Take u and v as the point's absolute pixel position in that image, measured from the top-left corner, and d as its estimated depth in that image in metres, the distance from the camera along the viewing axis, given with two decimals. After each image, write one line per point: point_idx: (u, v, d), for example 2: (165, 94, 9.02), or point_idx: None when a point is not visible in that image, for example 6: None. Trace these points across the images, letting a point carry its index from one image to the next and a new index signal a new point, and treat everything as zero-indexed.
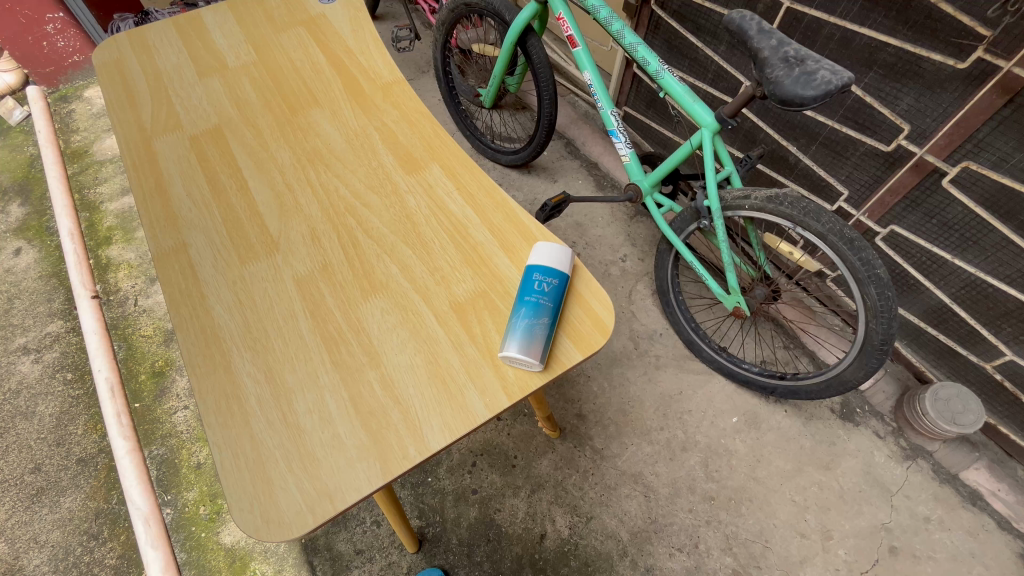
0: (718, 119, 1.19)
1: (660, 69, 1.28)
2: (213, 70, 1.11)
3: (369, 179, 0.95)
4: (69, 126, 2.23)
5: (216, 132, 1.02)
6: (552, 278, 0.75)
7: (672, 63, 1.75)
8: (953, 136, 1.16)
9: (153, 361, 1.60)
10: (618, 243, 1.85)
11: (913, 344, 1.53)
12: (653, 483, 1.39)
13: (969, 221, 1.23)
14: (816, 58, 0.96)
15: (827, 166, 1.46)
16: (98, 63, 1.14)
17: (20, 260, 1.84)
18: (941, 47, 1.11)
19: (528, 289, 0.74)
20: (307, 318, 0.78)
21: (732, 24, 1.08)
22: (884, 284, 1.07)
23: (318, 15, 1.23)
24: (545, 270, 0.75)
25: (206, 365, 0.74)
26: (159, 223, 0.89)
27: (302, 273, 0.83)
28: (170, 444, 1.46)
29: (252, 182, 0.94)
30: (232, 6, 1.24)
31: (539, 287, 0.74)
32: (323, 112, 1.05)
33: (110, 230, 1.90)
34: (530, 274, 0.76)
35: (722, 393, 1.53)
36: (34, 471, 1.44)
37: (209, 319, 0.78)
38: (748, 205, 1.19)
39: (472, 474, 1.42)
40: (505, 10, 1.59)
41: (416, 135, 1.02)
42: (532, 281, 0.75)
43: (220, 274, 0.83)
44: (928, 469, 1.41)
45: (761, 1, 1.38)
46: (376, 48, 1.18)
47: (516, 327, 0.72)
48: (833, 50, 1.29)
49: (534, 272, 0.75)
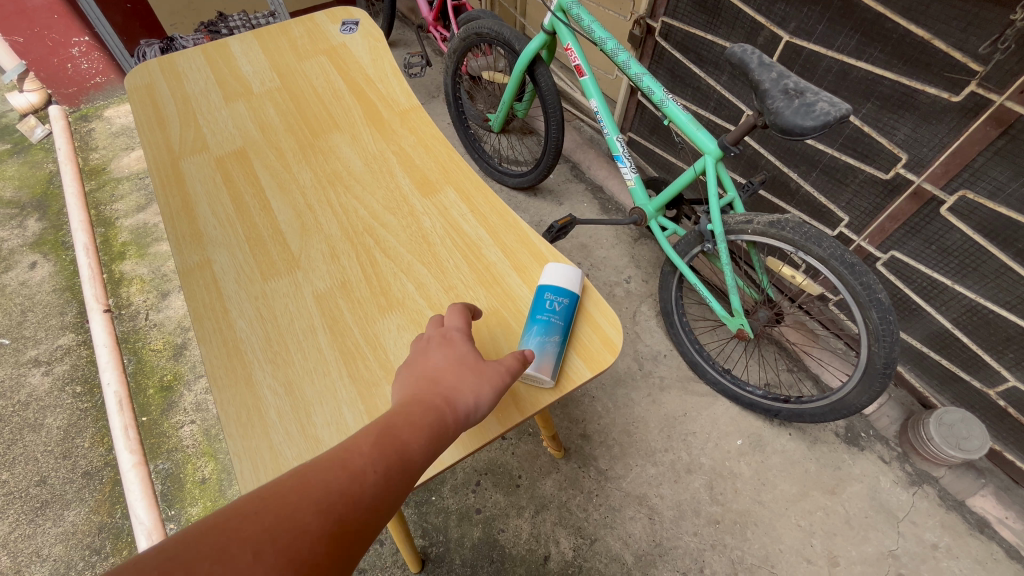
0: (720, 147, 1.22)
1: (665, 98, 1.33)
2: (239, 95, 1.16)
3: (386, 200, 0.98)
4: (88, 144, 2.30)
5: (240, 154, 1.06)
6: (562, 297, 0.77)
7: (675, 90, 1.81)
8: (950, 165, 1.20)
9: (161, 376, 1.62)
10: (622, 265, 1.88)
11: (915, 369, 1.55)
12: (657, 506, 1.39)
13: (968, 247, 1.26)
14: (815, 90, 1.00)
15: (828, 193, 1.50)
16: (129, 86, 1.19)
17: (35, 274, 1.88)
18: (935, 81, 1.15)
19: (538, 306, 0.76)
20: (326, 333, 0.80)
21: (733, 57, 1.12)
22: (886, 308, 1.08)
23: (339, 45, 1.29)
24: (556, 289, 0.77)
25: (227, 377, 0.75)
26: (184, 240, 0.92)
27: (321, 289, 0.85)
28: (175, 458, 1.47)
29: (274, 202, 0.98)
30: (257, 36, 1.30)
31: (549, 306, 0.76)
32: (343, 135, 1.09)
33: (124, 245, 1.95)
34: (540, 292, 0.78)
35: (726, 415, 1.54)
36: (39, 484, 1.45)
37: (231, 332, 0.80)
38: (751, 229, 1.22)
39: (475, 493, 1.41)
40: (514, 40, 1.65)
41: (432, 159, 1.06)
42: (544, 299, 0.77)
43: (242, 289, 0.86)
44: (935, 496, 1.41)
45: (761, 34, 1.44)
46: (394, 76, 1.23)
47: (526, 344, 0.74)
48: (831, 82, 1.34)
49: (545, 291, 0.77)
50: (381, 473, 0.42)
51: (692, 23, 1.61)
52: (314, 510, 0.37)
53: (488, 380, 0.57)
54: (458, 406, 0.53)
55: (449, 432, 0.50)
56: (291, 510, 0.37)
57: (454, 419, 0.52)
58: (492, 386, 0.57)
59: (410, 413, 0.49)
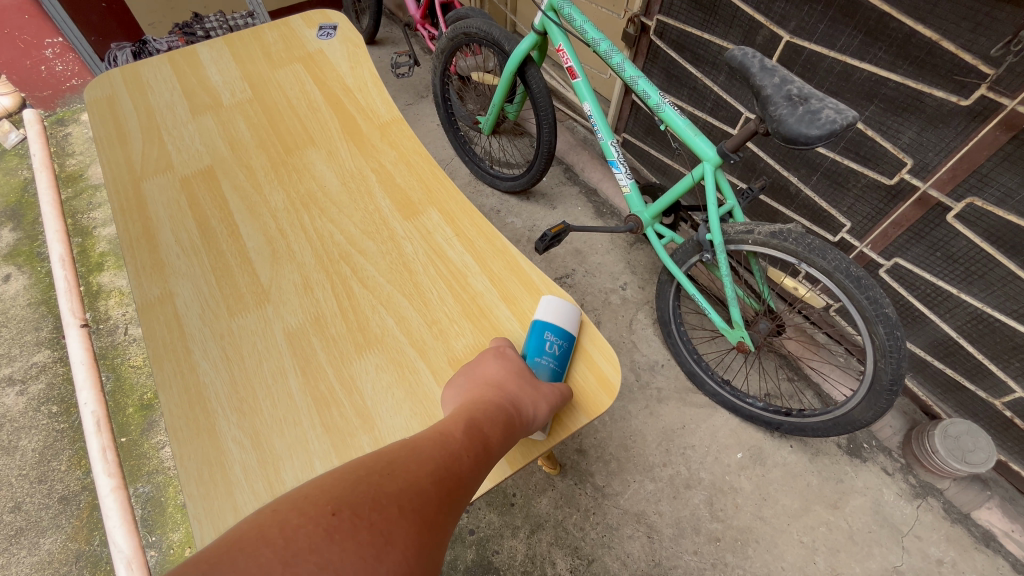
0: (720, 154, 1.17)
1: (661, 102, 1.27)
2: (207, 108, 1.10)
3: (364, 224, 0.92)
4: (64, 150, 2.22)
5: (208, 174, 0.99)
6: (562, 339, 0.73)
7: (670, 91, 1.76)
8: (957, 171, 1.15)
9: (141, 394, 1.56)
10: (618, 271, 1.83)
11: (919, 377, 1.51)
12: (656, 523, 1.35)
13: (975, 255, 1.21)
14: (820, 97, 0.95)
15: (828, 198, 1.46)
16: (89, 99, 1.12)
17: (9, 287, 1.81)
18: (943, 84, 1.10)
19: (536, 347, 0.72)
20: (298, 375, 0.75)
21: (733, 61, 1.06)
22: (893, 323, 1.04)
23: (315, 52, 1.22)
24: (555, 328, 0.73)
25: (188, 429, 0.70)
26: (145, 272, 0.86)
27: (293, 325, 0.80)
28: (156, 481, 1.42)
29: (244, 227, 0.92)
30: (228, 42, 1.23)
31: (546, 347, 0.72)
32: (319, 152, 1.03)
33: (102, 256, 1.88)
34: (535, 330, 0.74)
35: (726, 427, 1.50)
36: (13, 511, 1.39)
37: (193, 376, 0.75)
38: (751, 240, 1.17)
39: (468, 513, 1.37)
40: (504, 40, 1.58)
41: (414, 177, 1.00)
42: (544, 339, 0.72)
43: (207, 326, 0.80)
44: (939, 508, 1.37)
45: (760, 33, 1.38)
46: (375, 86, 1.16)
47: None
48: (833, 83, 1.29)
49: (546, 330, 0.73)
50: (474, 458, 0.48)
51: (688, 21, 1.55)
52: (430, 477, 0.43)
53: (544, 398, 0.64)
54: (522, 413, 0.59)
55: (516, 434, 0.56)
56: (414, 471, 0.43)
57: (520, 425, 0.58)
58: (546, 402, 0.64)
59: (488, 411, 0.55)
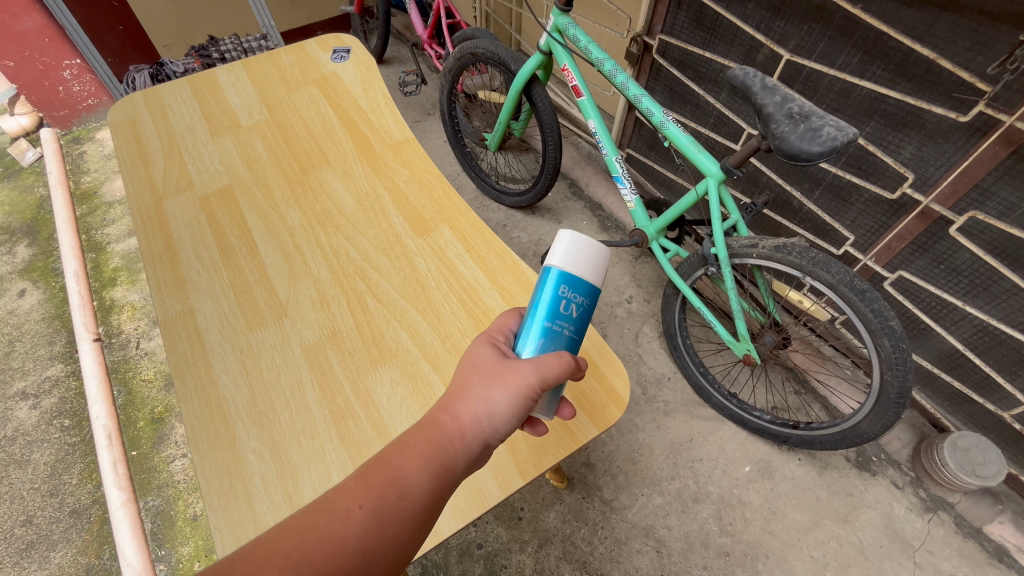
0: (723, 169, 1.19)
1: (665, 119, 1.30)
2: (226, 130, 1.13)
3: (378, 241, 0.95)
4: (79, 168, 2.27)
5: (226, 193, 1.02)
6: (580, 296, 0.63)
7: (673, 107, 1.79)
8: (958, 185, 1.17)
9: (152, 408, 1.58)
10: (623, 284, 1.84)
11: (927, 390, 1.51)
12: (665, 538, 1.34)
13: (978, 268, 1.22)
14: (821, 114, 0.97)
15: (831, 211, 1.47)
16: (112, 121, 1.16)
17: (24, 302, 1.84)
18: (942, 100, 1.13)
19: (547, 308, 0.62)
20: (315, 389, 0.76)
21: (735, 80, 1.09)
22: (898, 336, 1.05)
23: (329, 74, 1.26)
24: (572, 283, 0.62)
25: (209, 441, 0.71)
26: (166, 288, 0.88)
27: (309, 340, 0.82)
28: (166, 495, 1.43)
29: (262, 244, 0.94)
30: (245, 66, 1.27)
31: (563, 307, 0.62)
32: (334, 172, 1.06)
33: (115, 271, 1.91)
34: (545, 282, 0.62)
35: (733, 440, 1.50)
36: (24, 524, 1.40)
37: (213, 389, 0.76)
38: (755, 254, 1.18)
39: (476, 528, 1.37)
40: (510, 60, 1.62)
41: (426, 195, 1.03)
42: (561, 300, 0.62)
43: (227, 341, 0.82)
44: (951, 523, 1.36)
45: (760, 52, 1.42)
46: (387, 107, 1.20)
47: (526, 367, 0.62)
48: (833, 100, 1.31)
49: (564, 288, 0.62)
50: (362, 508, 0.45)
51: (689, 40, 1.59)
52: (290, 551, 0.41)
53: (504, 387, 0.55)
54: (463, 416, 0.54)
55: (443, 448, 0.51)
56: (271, 549, 0.41)
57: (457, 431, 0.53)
58: (509, 390, 0.55)
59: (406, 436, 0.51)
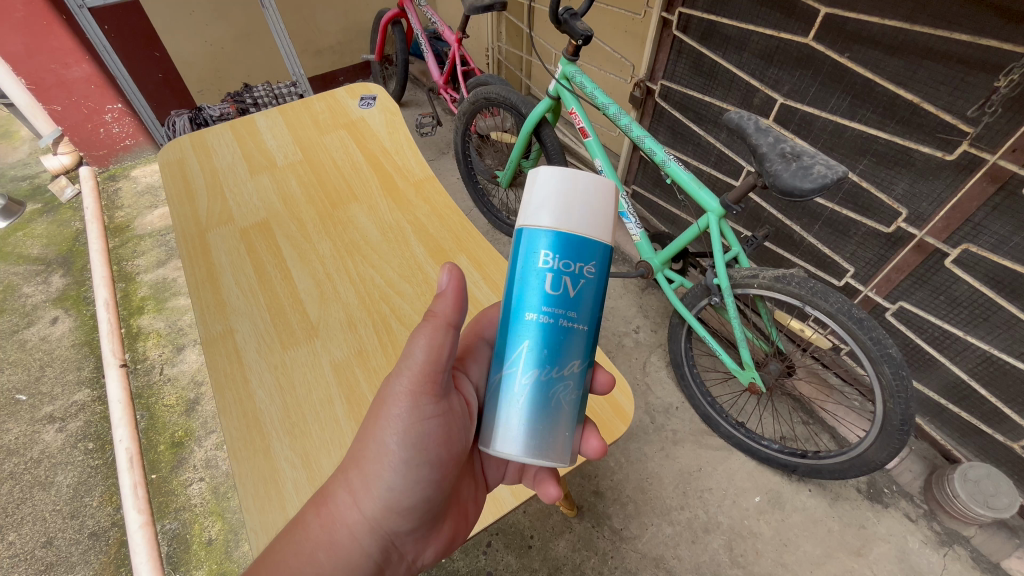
0: (723, 205, 1.26)
1: (667, 158, 1.38)
2: (264, 168, 1.23)
3: (402, 268, 1.02)
4: (114, 203, 2.40)
5: (264, 225, 1.11)
6: (582, 263, 0.58)
7: (676, 146, 1.88)
8: (950, 220, 1.22)
9: (172, 432, 1.63)
10: (630, 314, 1.89)
11: (935, 421, 1.52)
12: (675, 568, 1.34)
13: (977, 298, 1.26)
14: (811, 154, 1.04)
15: (831, 244, 1.53)
16: (161, 161, 1.26)
17: (56, 329, 1.93)
18: (929, 140, 1.20)
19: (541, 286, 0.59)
20: (343, 403, 0.82)
21: (730, 122, 1.17)
22: (898, 364, 1.08)
23: (358, 118, 1.37)
24: (565, 248, 0.58)
25: (246, 450, 0.76)
26: (208, 310, 0.95)
27: (338, 358, 0.88)
28: (182, 518, 1.46)
29: (296, 272, 1.02)
30: (282, 112, 1.39)
31: (556, 279, 0.58)
32: (361, 206, 1.15)
33: (143, 299, 2.00)
34: (534, 244, 0.59)
35: (742, 470, 1.50)
36: (45, 545, 1.43)
37: (250, 403, 0.82)
38: (757, 284, 1.23)
39: (486, 555, 1.37)
40: (521, 104, 1.74)
41: (445, 227, 1.10)
42: (554, 272, 0.58)
43: (262, 359, 0.88)
44: (967, 557, 1.34)
45: (756, 96, 1.51)
46: (410, 148, 1.29)
47: (528, 380, 0.59)
48: (826, 140, 1.39)
49: (553, 255, 0.58)
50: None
51: (689, 85, 1.69)
52: None
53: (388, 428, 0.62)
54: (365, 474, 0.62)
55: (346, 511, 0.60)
56: None
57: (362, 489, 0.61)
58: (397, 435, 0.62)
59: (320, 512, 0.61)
